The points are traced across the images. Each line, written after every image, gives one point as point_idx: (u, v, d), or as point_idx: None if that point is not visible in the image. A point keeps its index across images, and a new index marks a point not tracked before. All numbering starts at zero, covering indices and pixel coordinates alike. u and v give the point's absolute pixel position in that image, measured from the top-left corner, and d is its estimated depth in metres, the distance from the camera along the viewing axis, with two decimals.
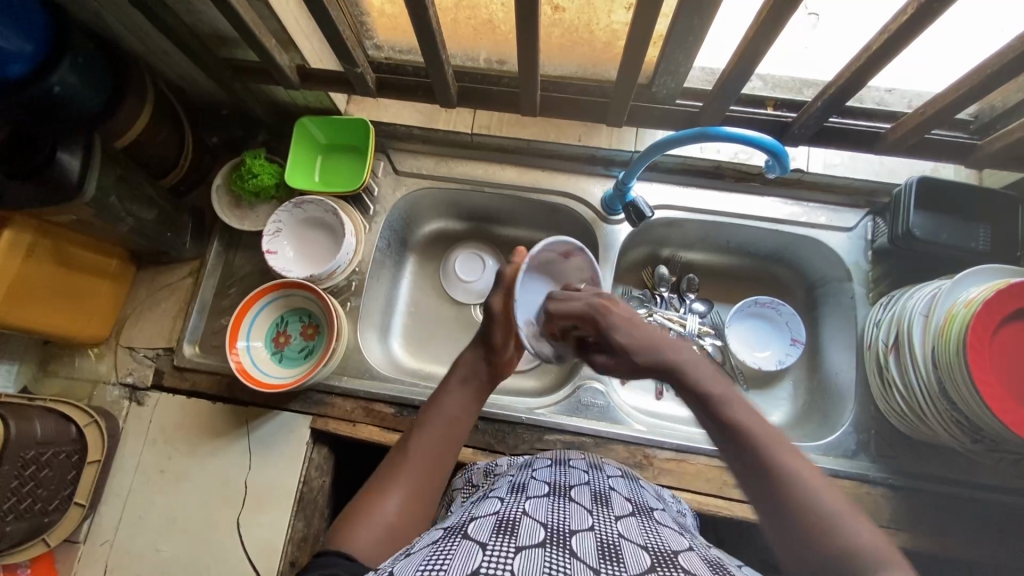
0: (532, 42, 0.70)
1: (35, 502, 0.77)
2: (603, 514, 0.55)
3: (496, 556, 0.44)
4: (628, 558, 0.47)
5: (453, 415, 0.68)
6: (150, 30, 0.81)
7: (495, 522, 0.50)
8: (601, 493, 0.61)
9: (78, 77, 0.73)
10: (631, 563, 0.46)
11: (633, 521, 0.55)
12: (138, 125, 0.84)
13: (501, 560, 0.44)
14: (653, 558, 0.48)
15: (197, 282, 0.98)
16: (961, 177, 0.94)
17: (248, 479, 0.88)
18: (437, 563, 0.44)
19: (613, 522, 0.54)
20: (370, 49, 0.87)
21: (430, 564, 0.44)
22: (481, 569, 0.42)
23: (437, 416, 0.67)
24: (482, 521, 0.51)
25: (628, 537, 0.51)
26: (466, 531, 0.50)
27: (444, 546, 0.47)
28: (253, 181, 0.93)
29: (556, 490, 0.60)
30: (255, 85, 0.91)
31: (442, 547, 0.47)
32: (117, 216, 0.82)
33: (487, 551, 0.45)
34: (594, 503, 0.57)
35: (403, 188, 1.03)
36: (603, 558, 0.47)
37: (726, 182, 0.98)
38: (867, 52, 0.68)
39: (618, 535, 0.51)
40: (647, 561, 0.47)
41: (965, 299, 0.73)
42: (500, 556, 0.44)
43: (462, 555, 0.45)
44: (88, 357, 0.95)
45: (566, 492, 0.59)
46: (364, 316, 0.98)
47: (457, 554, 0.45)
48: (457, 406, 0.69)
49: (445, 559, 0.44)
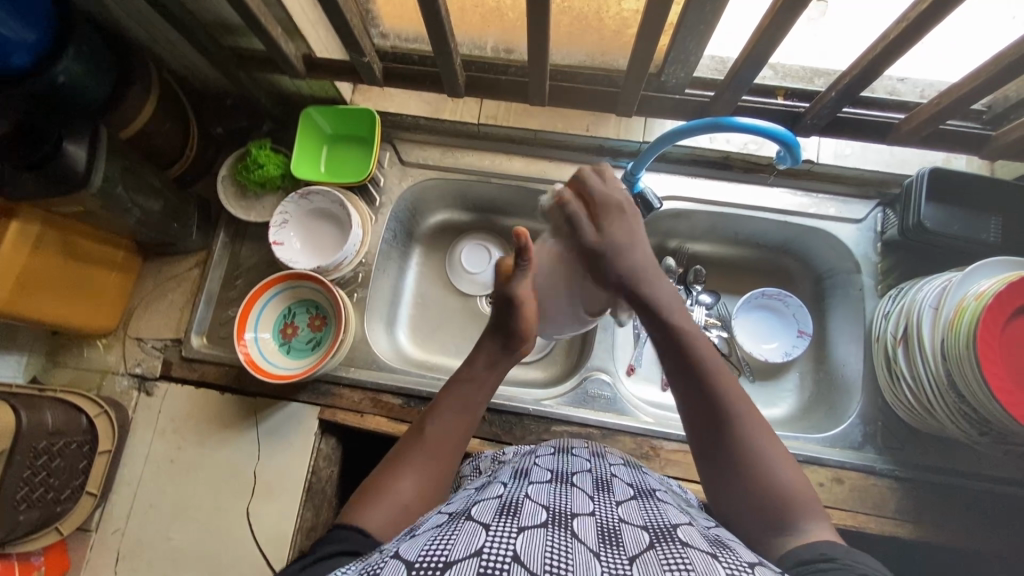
0: (542, 32, 0.69)
1: (48, 491, 0.78)
2: (604, 499, 0.56)
3: (499, 534, 0.45)
4: (628, 539, 0.48)
5: (467, 398, 0.69)
6: (153, 17, 0.79)
7: (497, 506, 0.51)
8: (603, 479, 0.61)
9: (82, 66, 0.74)
10: (630, 543, 0.47)
11: (633, 504, 0.56)
12: (142, 116, 0.83)
13: (503, 538, 0.44)
14: (652, 535, 0.49)
15: (204, 273, 0.98)
16: (973, 168, 0.93)
17: (258, 469, 0.88)
18: (441, 542, 0.44)
19: (615, 508, 0.54)
20: (376, 38, 0.85)
21: (433, 543, 0.44)
22: (483, 547, 0.43)
23: (451, 400, 0.68)
24: (485, 505, 0.52)
25: (628, 521, 0.52)
26: (468, 514, 0.50)
27: (446, 528, 0.47)
28: (259, 171, 0.92)
29: (559, 476, 0.60)
30: (260, 74, 0.90)
31: (445, 527, 0.47)
32: (125, 207, 0.82)
33: (489, 530, 0.45)
34: (596, 489, 0.58)
35: (409, 179, 1.02)
36: (604, 541, 0.47)
37: (735, 173, 0.98)
38: (885, 42, 0.67)
39: (618, 520, 0.52)
40: (646, 538, 0.48)
41: (977, 292, 0.73)
42: (504, 536, 0.44)
43: (465, 534, 0.45)
44: (97, 348, 0.95)
45: (569, 478, 0.60)
46: (370, 308, 0.98)
47: (460, 533, 0.45)
48: (472, 392, 0.70)
49: (449, 538, 0.45)
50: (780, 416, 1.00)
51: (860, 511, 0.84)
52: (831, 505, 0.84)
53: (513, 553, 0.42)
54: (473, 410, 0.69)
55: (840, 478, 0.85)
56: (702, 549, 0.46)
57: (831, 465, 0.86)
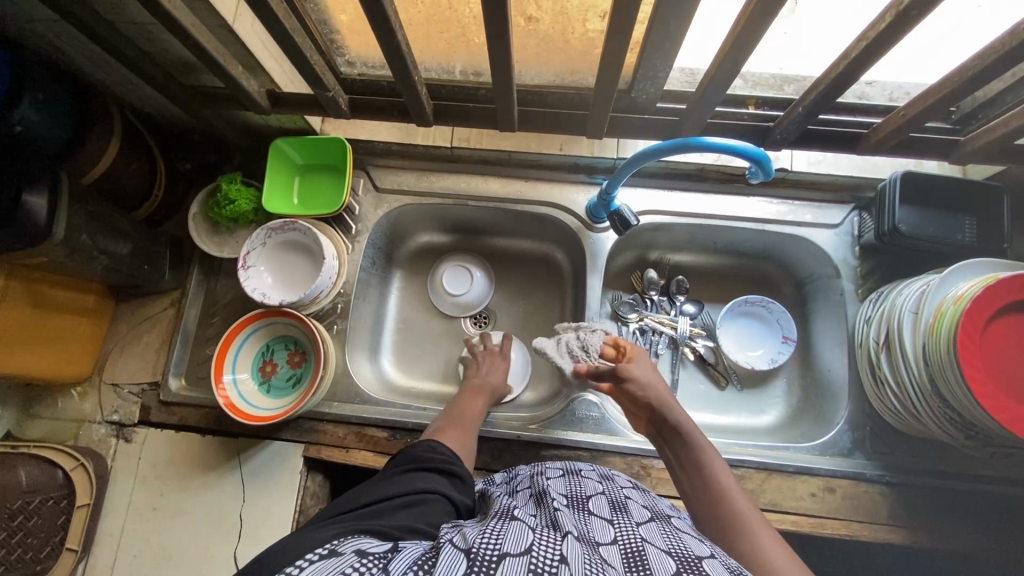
0: (505, 60, 0.69)
1: (25, 550, 0.79)
2: (625, 522, 0.55)
3: (546, 538, 0.46)
4: (653, 562, 0.47)
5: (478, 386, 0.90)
6: (110, 60, 0.78)
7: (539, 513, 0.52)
8: (619, 501, 0.61)
9: (39, 114, 0.72)
10: (656, 563, 0.46)
11: (654, 527, 0.55)
12: (106, 159, 0.81)
13: (551, 541, 0.46)
14: (678, 563, 0.47)
15: (180, 312, 0.96)
16: (944, 170, 0.94)
17: (243, 512, 0.86)
18: (492, 535, 0.46)
19: (636, 529, 0.54)
20: (342, 67, 0.84)
21: (485, 535, 0.46)
22: (533, 546, 0.44)
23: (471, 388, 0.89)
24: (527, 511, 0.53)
25: (652, 542, 0.51)
26: (513, 514, 0.51)
27: (495, 523, 0.49)
28: (230, 207, 0.90)
29: (575, 501, 0.60)
30: (225, 110, 0.88)
31: (494, 524, 0.49)
32: (92, 254, 0.80)
33: (537, 532, 0.47)
34: (614, 513, 0.57)
35: (384, 206, 1.01)
36: (629, 563, 0.47)
37: (709, 184, 0.97)
38: (848, 58, 0.67)
39: (642, 539, 0.51)
40: (672, 564, 0.46)
41: (955, 295, 0.73)
42: (550, 540, 0.46)
43: (512, 532, 0.46)
44: (72, 397, 0.93)
45: (584, 503, 0.59)
46: (352, 339, 0.97)
47: (509, 530, 0.47)
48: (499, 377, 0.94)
49: (498, 533, 0.46)
50: (769, 424, 1.00)
51: (853, 519, 0.84)
52: (823, 515, 0.84)
53: (561, 555, 0.44)
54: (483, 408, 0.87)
55: (832, 487, 0.85)
56: None
57: (822, 474, 0.86)
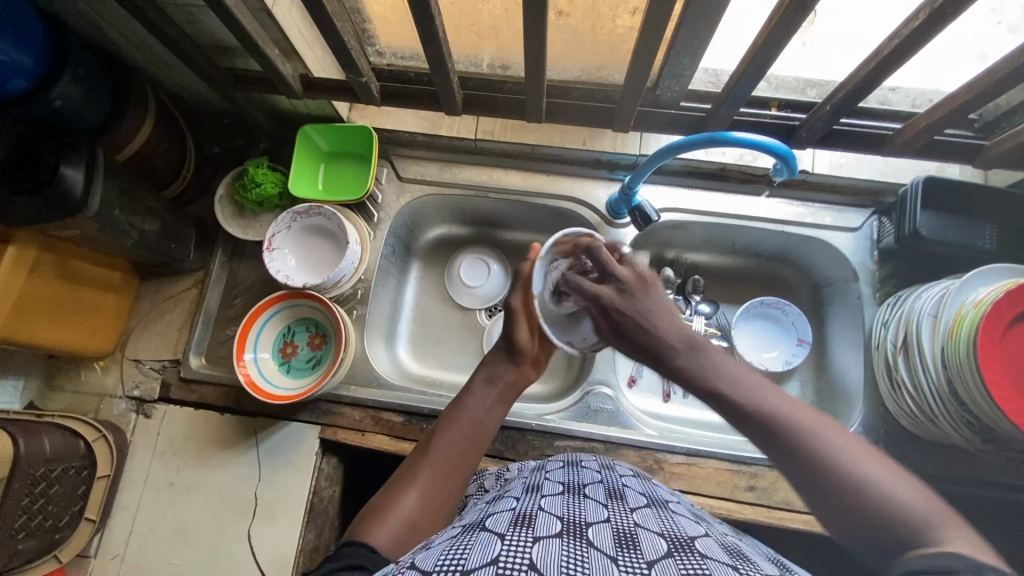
0: (538, 52, 0.70)
1: (46, 518, 0.77)
2: (619, 507, 0.55)
3: (514, 544, 0.44)
4: (644, 544, 0.47)
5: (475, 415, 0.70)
6: (148, 39, 0.79)
7: (511, 516, 0.50)
8: (615, 488, 0.60)
9: (78, 89, 0.74)
10: (648, 549, 0.46)
11: (649, 512, 0.54)
12: (139, 138, 0.83)
13: (518, 547, 0.43)
14: (670, 543, 0.47)
15: (203, 292, 0.97)
16: (966, 176, 0.94)
17: (259, 490, 0.87)
18: (456, 553, 0.44)
19: (629, 514, 0.53)
20: (373, 56, 0.86)
21: (448, 554, 0.44)
22: (499, 556, 0.42)
23: (462, 413, 0.70)
24: (499, 516, 0.50)
25: (645, 527, 0.51)
26: (483, 526, 0.49)
27: (461, 538, 0.47)
28: (256, 190, 0.92)
29: (572, 488, 0.59)
30: (258, 94, 0.90)
31: (460, 539, 0.47)
32: (123, 229, 0.81)
33: (504, 540, 0.45)
34: (609, 498, 0.57)
35: (406, 195, 1.02)
36: (621, 545, 0.46)
37: (730, 184, 0.98)
38: (879, 55, 0.67)
39: (634, 525, 0.51)
40: (664, 546, 0.46)
41: (975, 299, 0.73)
42: (518, 546, 0.43)
43: (479, 545, 0.44)
44: (95, 371, 0.94)
45: (581, 490, 0.58)
46: (370, 324, 0.98)
47: (474, 545, 0.44)
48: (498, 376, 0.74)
49: (464, 548, 0.44)
50: None
51: None
52: None
53: (529, 560, 0.42)
54: (481, 431, 0.70)
55: None
56: (722, 561, 0.45)
57: None
